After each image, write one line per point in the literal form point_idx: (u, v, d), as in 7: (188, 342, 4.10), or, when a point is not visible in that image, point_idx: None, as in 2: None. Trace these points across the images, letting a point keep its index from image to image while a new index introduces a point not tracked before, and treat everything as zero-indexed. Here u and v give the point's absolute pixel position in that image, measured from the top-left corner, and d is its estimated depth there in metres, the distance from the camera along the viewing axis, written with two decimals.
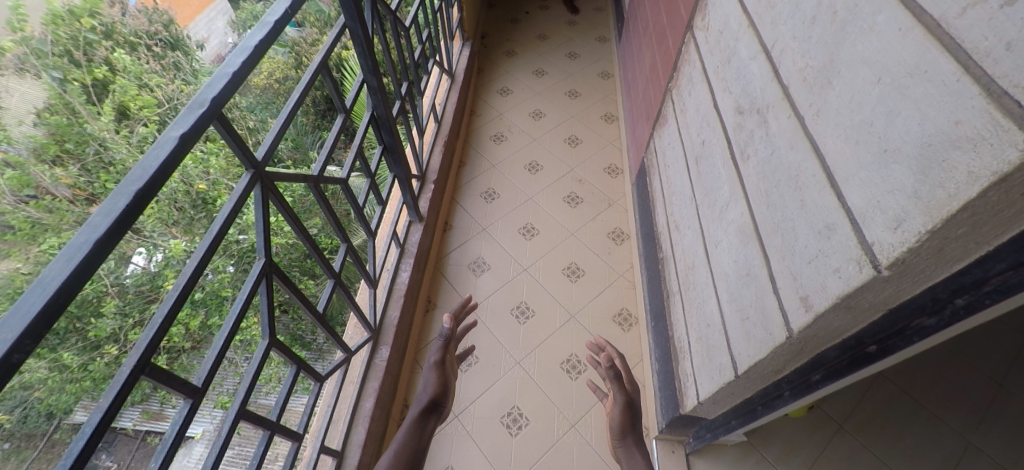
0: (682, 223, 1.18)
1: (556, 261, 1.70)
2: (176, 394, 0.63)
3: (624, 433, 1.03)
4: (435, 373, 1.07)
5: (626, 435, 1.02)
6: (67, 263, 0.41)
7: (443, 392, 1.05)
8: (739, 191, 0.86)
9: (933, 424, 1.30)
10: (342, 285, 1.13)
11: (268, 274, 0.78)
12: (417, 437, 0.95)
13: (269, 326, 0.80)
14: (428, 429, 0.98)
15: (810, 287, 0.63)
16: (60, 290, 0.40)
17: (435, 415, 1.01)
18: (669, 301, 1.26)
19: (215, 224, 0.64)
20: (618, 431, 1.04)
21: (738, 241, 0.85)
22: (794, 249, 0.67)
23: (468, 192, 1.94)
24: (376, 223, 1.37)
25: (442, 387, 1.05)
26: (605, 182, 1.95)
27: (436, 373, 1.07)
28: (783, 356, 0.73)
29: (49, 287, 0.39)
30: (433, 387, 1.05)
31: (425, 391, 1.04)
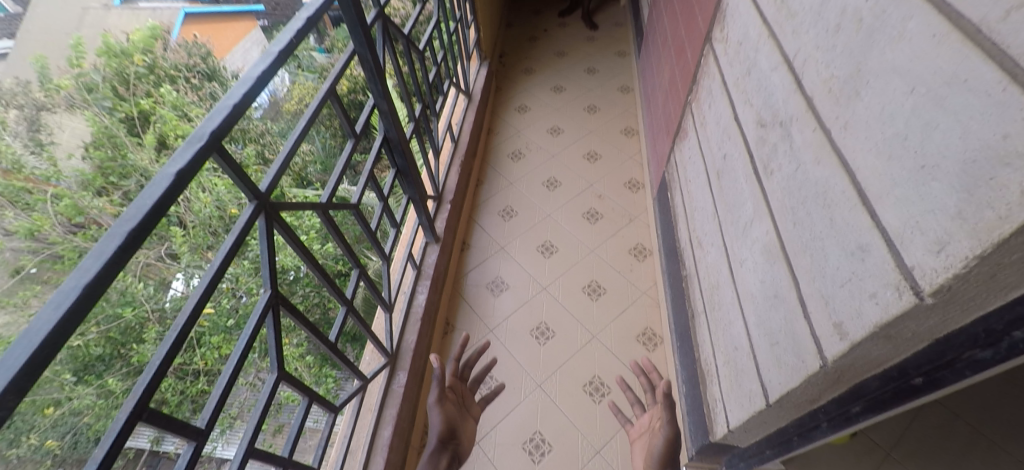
0: (705, 239, 1.13)
1: (576, 279, 1.67)
2: (180, 436, 0.63)
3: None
4: (438, 413, 1.02)
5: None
6: (54, 311, 0.44)
7: (449, 429, 1.01)
8: (764, 208, 0.81)
9: (993, 453, 1.19)
10: (356, 312, 1.13)
11: (275, 305, 0.78)
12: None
13: (277, 357, 0.81)
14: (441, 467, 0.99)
15: (844, 313, 0.58)
16: (46, 339, 0.43)
17: (446, 455, 1.01)
18: (695, 322, 1.20)
19: (215, 258, 0.66)
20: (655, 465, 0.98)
21: (764, 260, 0.81)
22: (823, 270, 0.63)
23: (486, 210, 1.93)
24: (390, 245, 1.38)
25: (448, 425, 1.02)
26: (626, 197, 1.91)
27: (440, 412, 1.02)
28: (819, 386, 0.67)
29: (36, 336, 0.43)
30: (439, 425, 1.01)
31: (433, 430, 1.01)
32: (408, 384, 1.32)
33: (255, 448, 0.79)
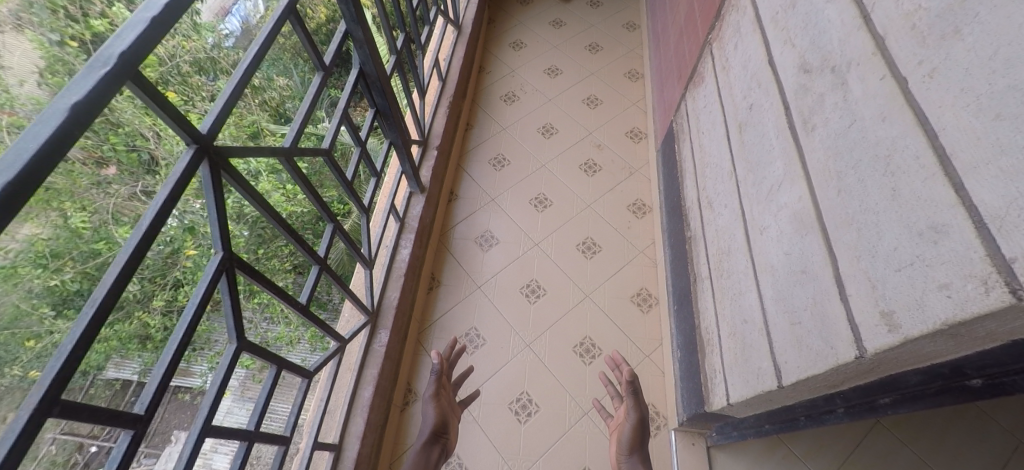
0: (717, 199, 1.04)
1: (569, 235, 1.58)
2: (105, 426, 0.51)
3: (631, 451, 0.92)
4: (433, 406, 0.94)
5: (634, 453, 0.91)
6: None
7: (445, 422, 0.93)
8: (797, 169, 0.71)
9: (982, 422, 1.20)
10: (330, 271, 1.02)
11: (229, 267, 0.67)
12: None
13: (235, 324, 0.70)
14: (433, 460, 0.89)
15: (896, 302, 0.50)
16: None
17: (438, 447, 0.92)
18: (697, 288, 1.13)
19: (145, 216, 0.52)
20: (625, 447, 0.93)
21: (792, 230, 0.71)
22: (875, 249, 0.53)
23: (476, 158, 1.79)
24: (369, 195, 1.24)
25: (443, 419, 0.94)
26: (626, 147, 1.78)
27: (435, 406, 0.94)
28: (845, 374, 0.61)
29: None
30: (432, 418, 0.93)
31: (426, 422, 0.93)
32: (390, 344, 1.25)
33: (212, 423, 0.69)
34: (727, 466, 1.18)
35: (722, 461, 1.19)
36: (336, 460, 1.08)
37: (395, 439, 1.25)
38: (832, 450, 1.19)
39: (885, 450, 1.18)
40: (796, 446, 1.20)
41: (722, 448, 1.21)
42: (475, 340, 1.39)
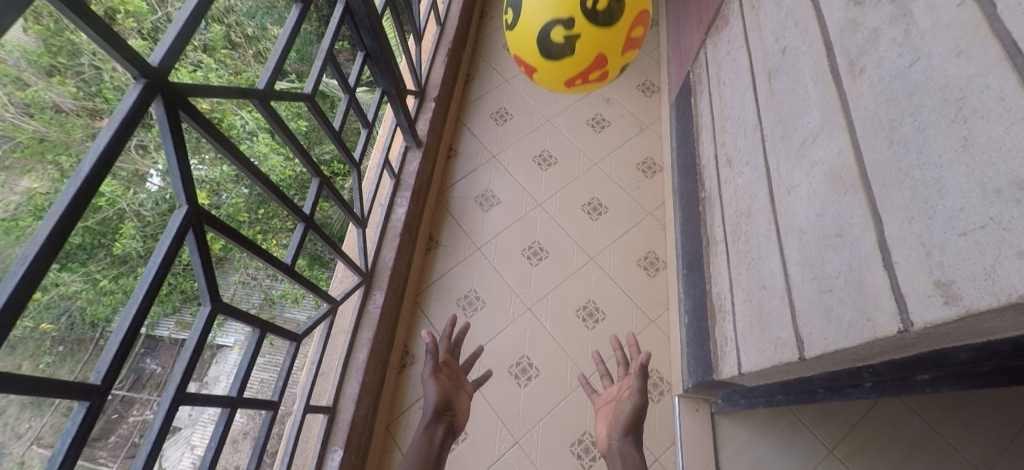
0: (736, 156, 0.96)
1: (575, 196, 1.50)
2: (55, 397, 0.47)
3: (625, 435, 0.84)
4: (433, 383, 0.87)
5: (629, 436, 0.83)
6: None
7: (447, 401, 0.87)
8: (838, 120, 0.62)
9: (998, 390, 1.16)
10: (318, 230, 0.95)
11: (196, 221, 0.60)
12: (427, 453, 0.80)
13: (208, 284, 0.65)
14: (437, 439, 0.82)
15: (958, 271, 0.42)
16: None
17: (443, 425, 0.84)
18: (711, 252, 1.07)
19: (82, 164, 0.45)
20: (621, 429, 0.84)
21: (826, 188, 0.64)
22: (934, 211, 0.45)
23: (476, 112, 1.69)
24: (361, 148, 1.15)
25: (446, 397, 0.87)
26: (637, 100, 1.67)
27: (435, 383, 0.88)
28: (880, 349, 0.55)
29: None
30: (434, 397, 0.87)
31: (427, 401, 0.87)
32: (386, 305, 1.20)
33: (186, 391, 0.65)
34: (730, 433, 1.17)
35: (726, 427, 1.17)
36: (331, 423, 1.06)
37: (392, 401, 1.23)
38: (839, 418, 1.17)
39: (895, 418, 1.16)
40: (803, 414, 1.17)
41: (726, 414, 1.19)
42: (475, 303, 1.34)
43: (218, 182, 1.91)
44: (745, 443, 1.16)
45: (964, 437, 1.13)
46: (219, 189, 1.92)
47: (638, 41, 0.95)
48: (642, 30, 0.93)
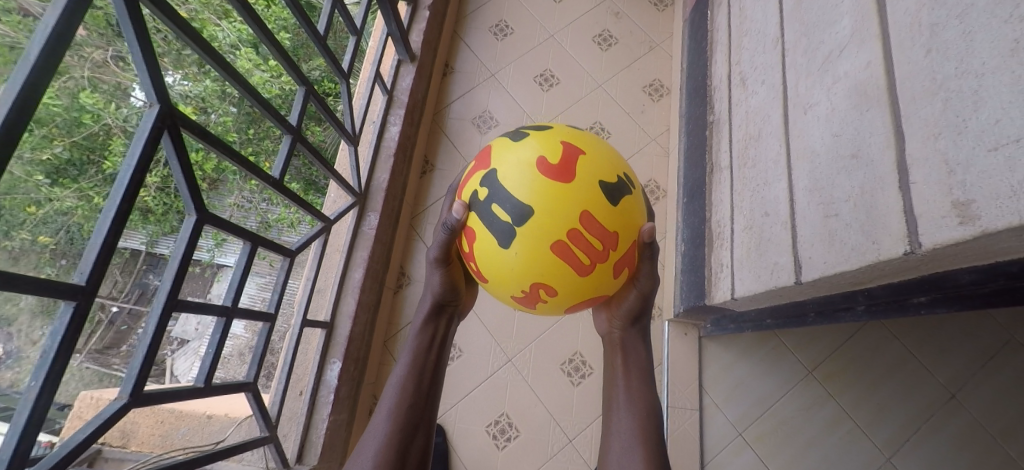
0: (753, 75, 0.90)
1: (576, 118, 1.43)
2: (38, 295, 0.46)
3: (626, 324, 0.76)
4: (438, 271, 0.73)
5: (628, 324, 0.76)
6: None
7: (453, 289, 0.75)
8: (870, 27, 0.57)
9: (977, 319, 1.20)
10: (306, 143, 0.90)
11: (171, 122, 0.57)
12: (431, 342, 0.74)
13: (190, 191, 0.62)
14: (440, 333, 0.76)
15: (979, 190, 0.39)
16: None
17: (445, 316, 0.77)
18: (714, 179, 1.04)
19: (31, 44, 0.40)
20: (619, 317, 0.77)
21: (849, 104, 0.60)
22: (965, 125, 0.41)
23: (474, 24, 1.57)
24: (348, 59, 1.07)
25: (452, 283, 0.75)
26: (649, 16, 1.55)
27: (440, 272, 0.74)
28: (879, 273, 0.54)
29: None
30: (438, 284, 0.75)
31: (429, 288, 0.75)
32: (381, 226, 1.19)
33: (178, 298, 0.65)
34: (715, 355, 1.22)
35: (712, 349, 1.22)
36: (329, 337, 1.09)
37: (389, 320, 1.26)
38: (821, 344, 1.21)
39: (874, 344, 1.20)
40: (788, 338, 1.22)
41: (713, 338, 1.23)
42: None
43: (204, 98, 1.84)
44: (728, 364, 1.21)
45: (937, 361, 1.18)
46: (206, 106, 1.86)
47: (627, 262, 0.60)
48: (628, 254, 0.60)
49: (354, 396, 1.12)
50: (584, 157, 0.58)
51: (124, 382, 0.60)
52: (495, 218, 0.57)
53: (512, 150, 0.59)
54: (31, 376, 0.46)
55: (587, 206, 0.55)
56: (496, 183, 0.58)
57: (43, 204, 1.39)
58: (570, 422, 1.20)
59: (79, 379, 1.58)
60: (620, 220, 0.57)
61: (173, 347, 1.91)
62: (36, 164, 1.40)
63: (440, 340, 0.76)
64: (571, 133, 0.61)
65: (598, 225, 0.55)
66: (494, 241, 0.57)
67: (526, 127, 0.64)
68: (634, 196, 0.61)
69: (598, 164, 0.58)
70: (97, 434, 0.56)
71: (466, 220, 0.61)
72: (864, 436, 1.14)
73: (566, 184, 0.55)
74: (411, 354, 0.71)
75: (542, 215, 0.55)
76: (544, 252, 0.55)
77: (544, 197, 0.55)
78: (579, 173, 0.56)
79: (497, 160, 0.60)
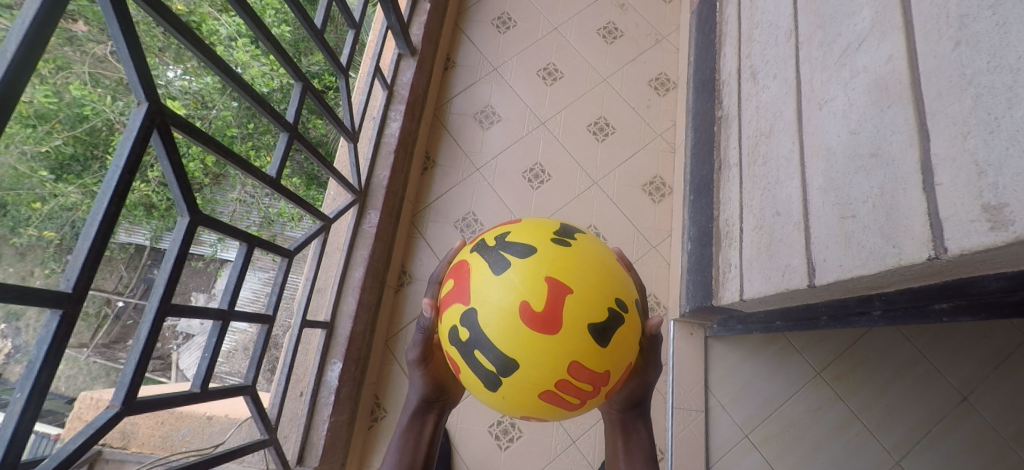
0: (764, 68, 0.87)
1: (581, 115, 1.40)
2: (22, 304, 0.44)
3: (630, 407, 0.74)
4: (419, 373, 0.73)
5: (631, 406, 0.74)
6: None
7: (437, 387, 0.75)
8: (892, 18, 0.54)
9: (992, 321, 1.17)
10: (304, 140, 0.88)
11: (160, 120, 0.55)
12: (418, 445, 0.74)
13: (182, 191, 0.61)
14: (427, 431, 0.76)
15: (1012, 194, 0.36)
16: None
17: (433, 412, 0.77)
18: (722, 176, 1.01)
19: (9, 40, 0.37)
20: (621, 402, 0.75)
21: (868, 100, 0.57)
22: (996, 124, 0.39)
23: (476, 17, 1.54)
24: (347, 53, 1.04)
25: (435, 382, 0.75)
26: (653, 7, 1.52)
27: (421, 373, 0.73)
28: (902, 276, 0.52)
29: None
30: (421, 384, 0.74)
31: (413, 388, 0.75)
32: (382, 225, 1.17)
33: (172, 302, 0.63)
34: (721, 356, 1.20)
35: (718, 350, 1.20)
36: (330, 338, 1.08)
37: (390, 319, 1.25)
38: (830, 345, 1.19)
39: (884, 345, 1.18)
40: (795, 339, 1.19)
41: (719, 339, 1.21)
42: (472, 226, 1.31)
43: (205, 94, 1.85)
44: (735, 365, 1.19)
45: (949, 364, 1.15)
46: (205, 102, 1.86)
47: (621, 382, 0.59)
48: (620, 377, 0.58)
49: (354, 397, 1.11)
50: (572, 299, 0.52)
51: (116, 390, 0.58)
52: (478, 364, 0.54)
53: (492, 286, 0.54)
54: (17, 386, 0.45)
55: (577, 356, 0.52)
56: (476, 328, 0.54)
57: (48, 200, 1.52)
58: (573, 423, 1.19)
59: (86, 373, 1.68)
60: (611, 356, 0.55)
61: (179, 341, 1.95)
62: (39, 158, 1.54)
63: (428, 436, 0.76)
64: (557, 261, 0.55)
65: (587, 371, 0.53)
66: (480, 383, 0.55)
67: (508, 242, 0.57)
68: (629, 319, 0.57)
69: (588, 304, 0.53)
70: (90, 442, 0.54)
71: (448, 351, 0.59)
72: (873, 439, 1.12)
73: (550, 337, 0.51)
74: (395, 458, 0.72)
75: (524, 368, 0.52)
76: (530, 398, 0.54)
77: (522, 347, 0.52)
78: (565, 323, 0.52)
79: (476, 296, 0.55)
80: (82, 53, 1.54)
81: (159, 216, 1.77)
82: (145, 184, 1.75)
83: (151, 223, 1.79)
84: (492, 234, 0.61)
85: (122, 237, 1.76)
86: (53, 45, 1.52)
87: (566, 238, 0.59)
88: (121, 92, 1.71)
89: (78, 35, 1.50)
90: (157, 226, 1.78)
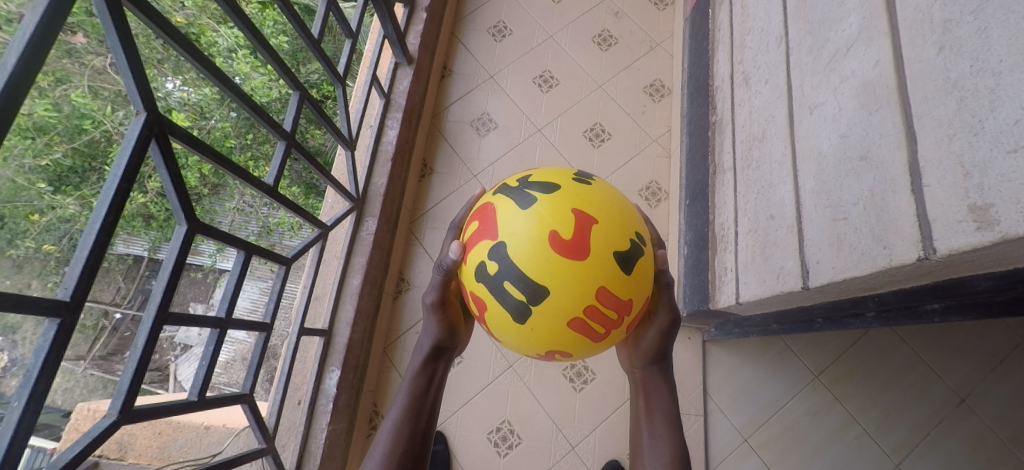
0: (755, 74, 0.88)
1: (577, 121, 1.41)
2: (19, 313, 0.44)
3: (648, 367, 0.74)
4: (435, 319, 0.70)
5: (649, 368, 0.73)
6: None
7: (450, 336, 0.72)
8: (879, 23, 0.55)
9: (987, 322, 1.17)
10: (302, 149, 0.89)
11: (160, 130, 0.55)
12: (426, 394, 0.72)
13: (180, 200, 0.61)
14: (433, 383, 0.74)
15: (996, 195, 0.37)
16: None
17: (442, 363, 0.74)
18: (717, 180, 1.02)
19: (8, 53, 0.38)
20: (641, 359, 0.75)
21: (857, 105, 0.58)
22: (981, 126, 0.39)
23: (472, 26, 1.56)
24: (344, 62, 1.05)
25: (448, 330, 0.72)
26: (648, 15, 1.54)
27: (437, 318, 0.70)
28: (894, 279, 0.52)
29: None
30: (435, 331, 0.71)
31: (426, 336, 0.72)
32: (379, 232, 1.17)
33: (170, 311, 0.63)
34: (719, 360, 1.20)
35: (717, 354, 1.20)
36: (328, 345, 1.07)
37: (389, 326, 1.25)
38: (828, 347, 1.19)
39: (882, 348, 1.18)
40: (793, 342, 1.20)
41: (717, 343, 1.21)
42: None
43: (204, 105, 1.86)
44: (733, 369, 1.19)
45: (946, 366, 1.16)
46: (203, 113, 1.87)
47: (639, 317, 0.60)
48: (639, 312, 0.59)
49: (352, 404, 1.10)
50: (598, 227, 0.53)
51: (113, 400, 0.58)
52: (506, 295, 0.54)
53: (518, 218, 0.55)
54: (13, 396, 0.45)
55: (605, 282, 0.53)
56: (505, 259, 0.54)
57: (45, 212, 1.54)
58: (572, 429, 1.18)
59: (83, 385, 1.67)
60: (634, 285, 0.56)
61: (177, 353, 1.95)
62: (37, 171, 1.55)
63: (438, 382, 0.74)
64: (580, 195, 0.56)
65: (614, 298, 0.54)
66: (507, 317, 0.55)
67: (530, 180, 0.58)
68: (647, 255, 0.59)
69: (613, 233, 0.54)
70: (86, 452, 0.54)
71: (472, 289, 0.58)
72: (872, 441, 1.12)
73: (579, 262, 0.52)
74: (406, 400, 0.70)
75: (555, 294, 0.52)
76: (558, 328, 0.54)
77: (553, 273, 0.52)
78: (594, 249, 0.53)
79: (503, 229, 0.55)
80: (79, 65, 1.54)
81: (154, 228, 1.81)
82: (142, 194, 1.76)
83: (151, 234, 1.80)
84: (513, 176, 0.62)
85: (120, 247, 1.77)
86: (52, 57, 1.51)
87: (584, 179, 0.60)
88: (120, 102, 1.73)
89: (75, 46, 1.49)
90: (155, 237, 1.80)
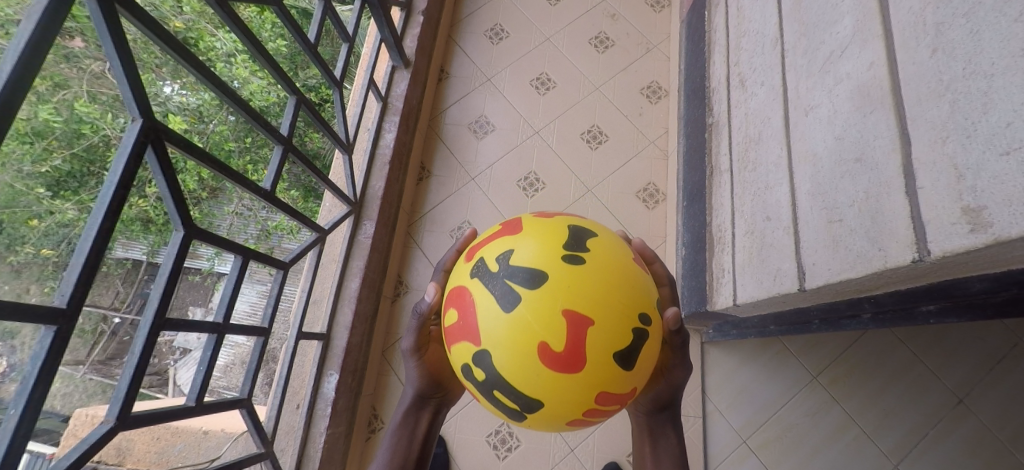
0: (752, 75, 0.88)
1: (575, 123, 1.42)
2: (16, 320, 0.44)
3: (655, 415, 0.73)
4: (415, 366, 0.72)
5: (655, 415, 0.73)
6: None
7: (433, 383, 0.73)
8: (873, 26, 0.55)
9: (986, 322, 1.17)
10: (299, 153, 0.89)
11: (155, 136, 0.55)
12: (410, 439, 0.73)
13: (176, 206, 0.61)
14: (420, 431, 0.75)
15: (988, 197, 0.37)
16: None
17: (428, 409, 0.75)
18: (714, 182, 1.02)
19: (5, 58, 0.38)
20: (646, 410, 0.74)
21: (852, 107, 0.58)
22: (974, 128, 0.39)
23: (470, 29, 1.56)
24: (341, 66, 1.05)
25: (432, 378, 0.73)
26: (644, 17, 1.54)
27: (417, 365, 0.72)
28: (888, 279, 0.52)
29: None
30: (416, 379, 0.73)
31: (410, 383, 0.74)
32: (377, 235, 1.17)
33: (166, 317, 0.63)
34: (717, 361, 1.20)
35: (715, 355, 1.20)
36: (327, 349, 1.07)
37: (388, 329, 1.25)
38: (826, 348, 1.19)
39: (880, 348, 1.19)
40: (791, 342, 1.20)
41: (716, 344, 1.21)
42: None
43: (203, 110, 1.86)
44: (732, 369, 1.19)
45: (944, 366, 1.16)
46: (203, 117, 1.87)
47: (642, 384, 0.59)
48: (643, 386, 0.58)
49: (351, 408, 1.10)
50: (591, 333, 0.50)
51: (111, 405, 0.58)
52: (500, 401, 0.55)
53: (501, 328, 0.52)
54: (10, 402, 0.44)
55: (600, 387, 0.52)
56: (493, 370, 0.53)
57: (44, 217, 1.52)
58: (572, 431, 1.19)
59: (82, 390, 1.65)
60: (635, 375, 0.54)
61: (176, 356, 1.94)
62: (36, 176, 1.55)
63: (425, 426, 0.75)
64: (570, 288, 0.51)
65: (611, 397, 0.53)
66: (504, 415, 0.56)
67: (512, 269, 0.53)
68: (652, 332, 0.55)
69: (608, 335, 0.51)
70: (84, 458, 0.54)
71: (465, 382, 0.58)
72: (870, 442, 1.12)
73: (571, 376, 0.50)
74: (391, 441, 0.73)
75: (549, 403, 0.52)
76: (556, 424, 0.55)
77: (545, 388, 0.51)
78: (587, 358, 0.50)
79: (486, 336, 0.53)
80: (78, 69, 1.55)
81: (151, 233, 1.80)
82: (139, 199, 1.77)
83: (149, 238, 1.79)
84: (494, 252, 0.56)
85: (117, 251, 1.76)
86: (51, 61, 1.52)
87: (575, 255, 0.54)
88: (117, 107, 1.74)
89: (74, 51, 1.49)
90: (154, 241, 1.79)
